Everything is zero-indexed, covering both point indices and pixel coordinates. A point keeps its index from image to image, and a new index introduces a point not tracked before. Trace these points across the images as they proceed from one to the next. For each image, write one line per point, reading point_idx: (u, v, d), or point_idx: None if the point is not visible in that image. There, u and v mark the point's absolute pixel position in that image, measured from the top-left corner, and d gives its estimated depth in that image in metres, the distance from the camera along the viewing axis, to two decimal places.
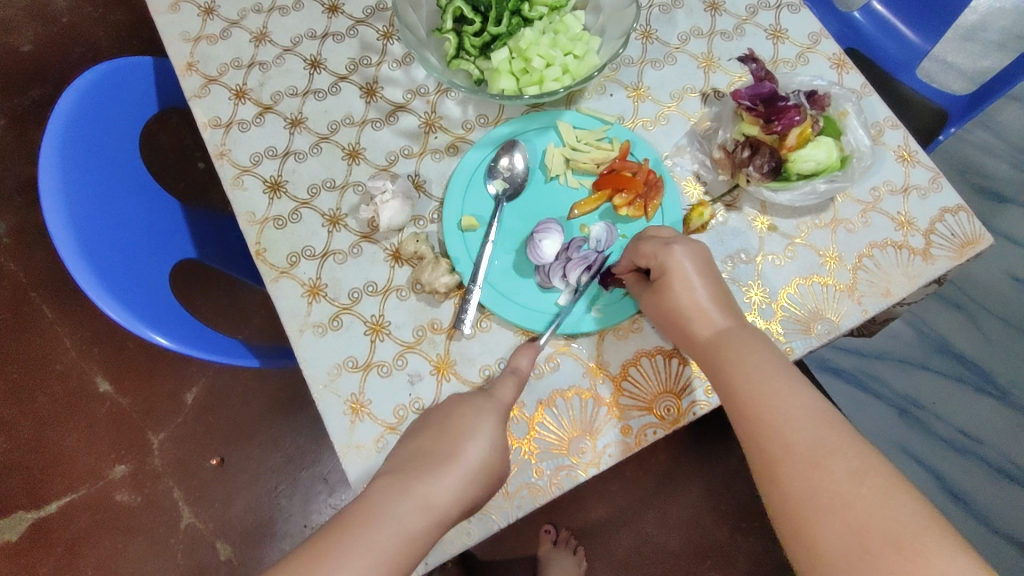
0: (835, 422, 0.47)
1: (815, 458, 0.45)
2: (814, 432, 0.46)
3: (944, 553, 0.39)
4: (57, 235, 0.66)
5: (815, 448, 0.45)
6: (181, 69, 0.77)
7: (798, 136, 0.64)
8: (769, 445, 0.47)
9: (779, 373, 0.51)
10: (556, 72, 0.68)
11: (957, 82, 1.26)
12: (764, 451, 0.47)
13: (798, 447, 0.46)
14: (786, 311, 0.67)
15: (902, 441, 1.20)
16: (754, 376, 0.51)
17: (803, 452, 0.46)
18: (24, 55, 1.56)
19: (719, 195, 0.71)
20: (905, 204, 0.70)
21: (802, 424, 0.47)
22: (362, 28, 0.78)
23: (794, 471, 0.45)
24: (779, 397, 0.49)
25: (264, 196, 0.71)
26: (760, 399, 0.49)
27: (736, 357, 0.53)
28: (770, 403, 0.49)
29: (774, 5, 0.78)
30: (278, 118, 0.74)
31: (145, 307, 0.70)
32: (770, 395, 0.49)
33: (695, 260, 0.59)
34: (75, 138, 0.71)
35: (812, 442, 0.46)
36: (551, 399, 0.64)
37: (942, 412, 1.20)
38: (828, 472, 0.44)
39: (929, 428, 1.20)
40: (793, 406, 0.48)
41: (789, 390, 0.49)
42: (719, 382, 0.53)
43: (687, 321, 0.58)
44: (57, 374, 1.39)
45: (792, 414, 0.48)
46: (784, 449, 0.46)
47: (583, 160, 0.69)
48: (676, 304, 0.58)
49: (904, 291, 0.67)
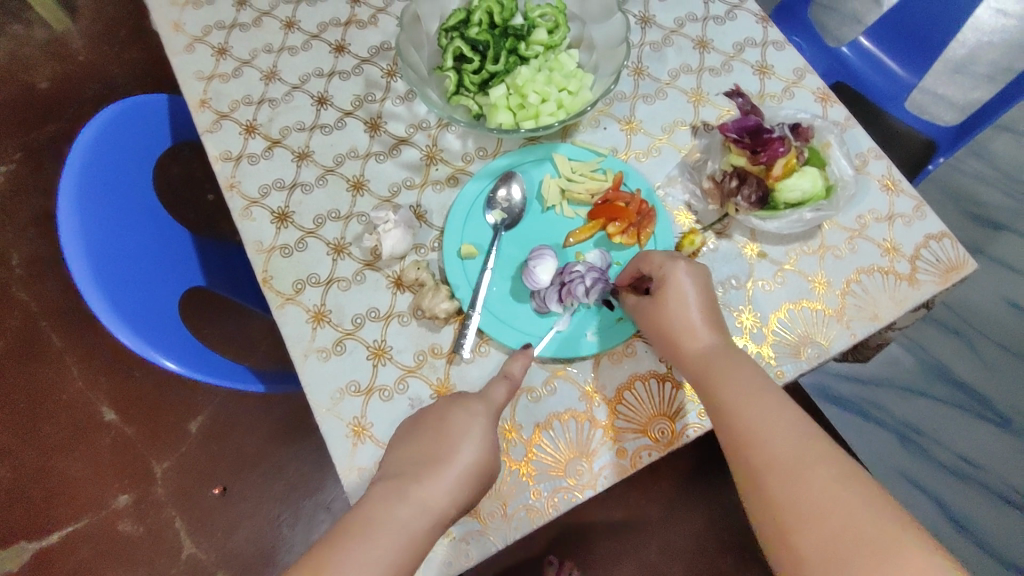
0: (817, 434, 0.49)
1: (798, 468, 0.47)
2: (795, 443, 0.48)
3: (922, 557, 0.41)
4: (74, 261, 0.69)
5: (796, 458, 0.47)
6: (195, 105, 0.81)
7: (783, 167, 0.68)
8: (756, 455, 0.49)
9: (764, 388, 0.53)
10: (551, 107, 0.72)
11: (949, 113, 1.32)
12: (752, 460, 0.49)
13: (783, 454, 0.48)
14: (777, 335, 0.69)
15: (907, 470, 1.24)
16: (743, 390, 0.53)
17: (784, 463, 0.47)
18: (41, 92, 1.66)
19: (709, 224, 0.74)
20: (890, 231, 0.73)
21: (786, 434, 0.49)
22: (367, 67, 0.82)
23: (777, 482, 0.47)
24: (765, 408, 0.51)
25: (272, 226, 0.74)
26: (748, 410, 0.51)
27: (723, 374, 0.55)
28: (757, 413, 0.51)
29: (760, 43, 0.82)
30: (286, 151, 0.78)
31: (155, 333, 0.73)
32: (756, 406, 0.51)
33: (697, 280, 0.61)
34: (93, 170, 0.75)
35: (794, 454, 0.48)
36: (548, 422, 0.66)
37: (943, 439, 1.21)
38: (808, 481, 0.46)
39: (928, 454, 1.22)
40: (778, 418, 0.50)
41: (773, 403, 0.51)
42: (708, 396, 0.55)
43: (678, 338, 0.60)
44: (64, 403, 1.41)
45: (775, 424, 0.50)
46: (769, 459, 0.48)
47: (578, 191, 0.72)
48: (675, 318, 0.60)
49: (892, 315, 0.69)
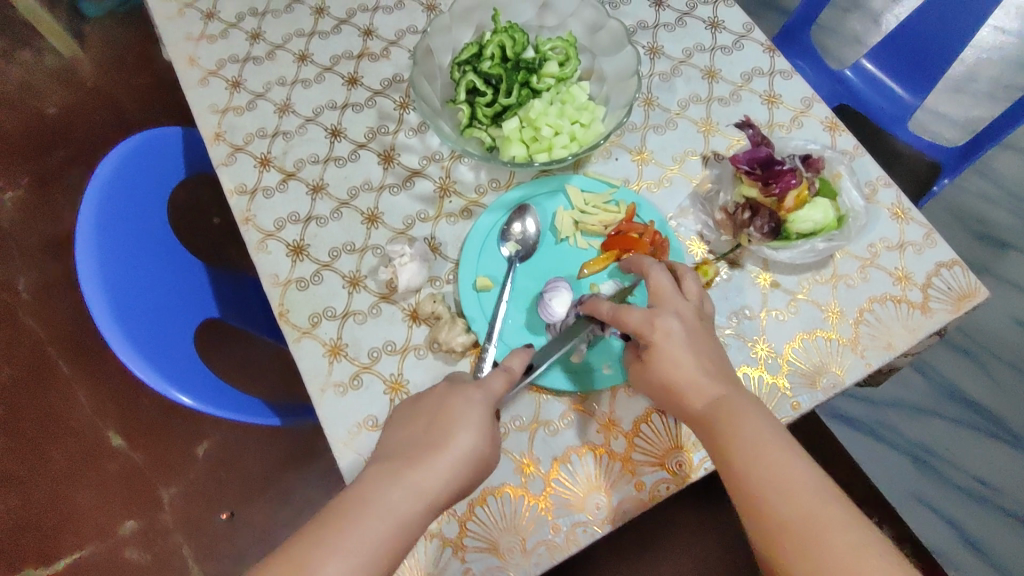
0: (830, 494, 0.49)
1: (815, 533, 0.47)
2: (814, 500, 0.48)
3: None
4: (92, 297, 0.70)
5: (814, 517, 0.48)
6: (210, 139, 0.81)
7: (795, 198, 0.68)
8: (771, 519, 0.49)
9: (774, 445, 0.52)
10: (564, 140, 0.73)
11: (952, 131, 1.33)
12: (768, 525, 0.49)
13: (798, 519, 0.48)
14: (792, 366, 0.70)
15: (921, 492, 1.21)
16: (752, 447, 0.52)
17: (802, 521, 0.48)
18: (49, 117, 1.68)
19: (722, 254, 0.74)
20: (901, 259, 0.74)
21: (799, 497, 0.49)
22: (379, 99, 0.83)
23: (799, 541, 0.47)
24: (777, 467, 0.51)
25: (287, 259, 0.74)
26: (759, 471, 0.51)
27: (736, 419, 0.54)
28: (769, 475, 0.50)
29: (767, 72, 0.83)
30: (301, 185, 0.78)
31: (172, 368, 0.73)
32: (768, 467, 0.51)
33: (692, 328, 0.60)
34: (111, 207, 0.76)
35: (812, 511, 0.48)
36: (566, 456, 0.66)
37: (956, 459, 1.22)
38: (825, 541, 0.46)
39: (942, 475, 1.22)
40: (791, 478, 0.50)
41: (790, 456, 0.52)
42: (720, 441, 0.54)
43: (679, 390, 0.58)
44: (71, 430, 1.41)
45: (790, 486, 0.50)
46: (784, 523, 0.48)
47: (591, 223, 0.73)
48: (673, 373, 0.58)
49: (906, 343, 0.70)
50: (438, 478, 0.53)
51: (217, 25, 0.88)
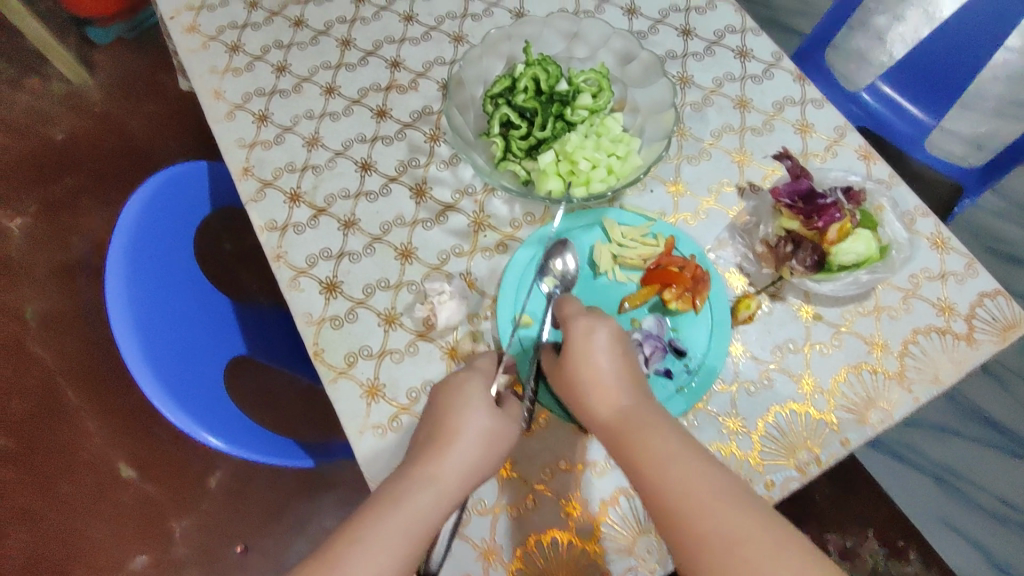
0: (744, 497, 0.46)
1: (733, 544, 0.43)
2: (737, 518, 0.44)
3: None
4: (121, 335, 0.68)
5: (732, 532, 0.44)
6: (238, 174, 0.80)
7: (838, 230, 0.67)
8: (687, 532, 0.45)
9: (682, 452, 0.49)
10: (602, 173, 0.72)
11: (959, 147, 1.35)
12: (684, 538, 0.45)
13: (716, 530, 0.44)
14: (839, 401, 0.68)
15: (945, 514, 1.21)
16: (659, 455, 0.49)
17: (727, 543, 0.43)
18: (57, 143, 1.67)
19: (763, 286, 0.73)
20: (944, 289, 0.73)
21: (711, 504, 0.45)
22: (409, 131, 0.82)
23: (728, 567, 0.43)
24: (688, 475, 0.47)
25: (320, 296, 0.73)
26: (670, 481, 0.47)
27: (642, 430, 0.51)
28: (681, 484, 0.47)
29: (799, 101, 0.82)
30: (332, 220, 0.77)
31: (202, 409, 0.71)
32: (678, 474, 0.47)
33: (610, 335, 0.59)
34: (140, 243, 0.74)
35: (735, 529, 0.44)
36: (614, 498, 0.65)
37: (980, 481, 1.23)
38: (755, 566, 0.42)
39: (967, 497, 1.22)
40: (702, 484, 0.47)
41: (700, 465, 0.48)
42: (630, 464, 0.50)
43: (583, 394, 0.56)
44: (81, 461, 1.38)
45: (704, 493, 0.46)
46: (702, 536, 0.44)
47: (630, 257, 0.72)
48: (582, 378, 0.56)
49: (953, 377, 0.69)
50: (452, 469, 0.53)
51: (243, 58, 0.88)
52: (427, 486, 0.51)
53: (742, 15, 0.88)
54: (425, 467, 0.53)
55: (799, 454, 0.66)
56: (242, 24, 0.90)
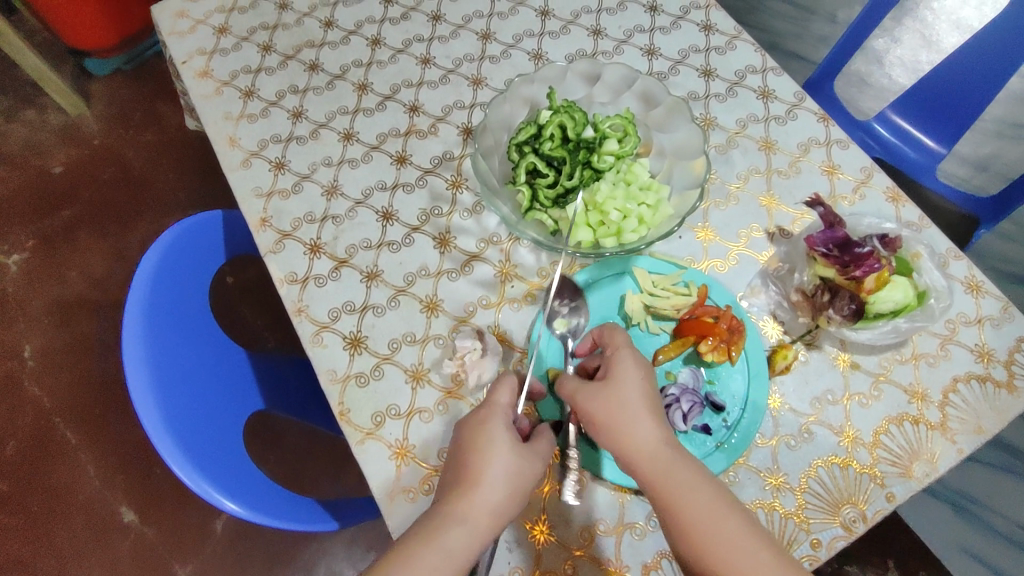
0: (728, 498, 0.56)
1: (727, 540, 0.53)
2: (722, 514, 0.54)
3: None
4: (139, 397, 0.66)
5: (724, 529, 0.53)
6: (255, 225, 0.78)
7: (876, 279, 0.65)
8: (686, 523, 0.54)
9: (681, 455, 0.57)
10: (633, 223, 0.70)
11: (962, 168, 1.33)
12: (681, 527, 0.54)
13: (711, 527, 0.53)
14: (881, 454, 0.67)
15: (962, 542, 1.17)
16: (663, 459, 0.56)
17: (713, 538, 0.53)
18: (54, 176, 1.64)
19: (799, 335, 0.72)
20: (981, 334, 0.71)
21: (708, 506, 0.54)
22: (431, 178, 0.80)
23: (708, 554, 0.53)
24: (688, 477, 0.56)
25: (345, 352, 0.71)
26: (675, 483, 0.55)
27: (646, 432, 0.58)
28: (684, 486, 0.55)
29: (824, 142, 0.81)
30: (354, 272, 0.75)
31: (221, 472, 0.68)
32: (681, 475, 0.55)
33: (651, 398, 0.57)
34: (156, 298, 0.72)
35: (720, 525, 0.53)
36: (656, 562, 0.63)
37: (1001, 507, 1.13)
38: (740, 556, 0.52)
39: (986, 523, 1.15)
40: (701, 486, 0.55)
41: (695, 470, 0.56)
42: (632, 460, 0.57)
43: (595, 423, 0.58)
44: (79, 506, 1.34)
45: (700, 493, 0.55)
46: (699, 531, 0.53)
47: (663, 307, 0.70)
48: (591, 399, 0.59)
49: (996, 426, 0.67)
50: (482, 507, 0.55)
51: (257, 103, 0.86)
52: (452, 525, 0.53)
53: (762, 54, 0.88)
54: (453, 505, 0.55)
55: (844, 511, 0.64)
56: (256, 68, 0.89)
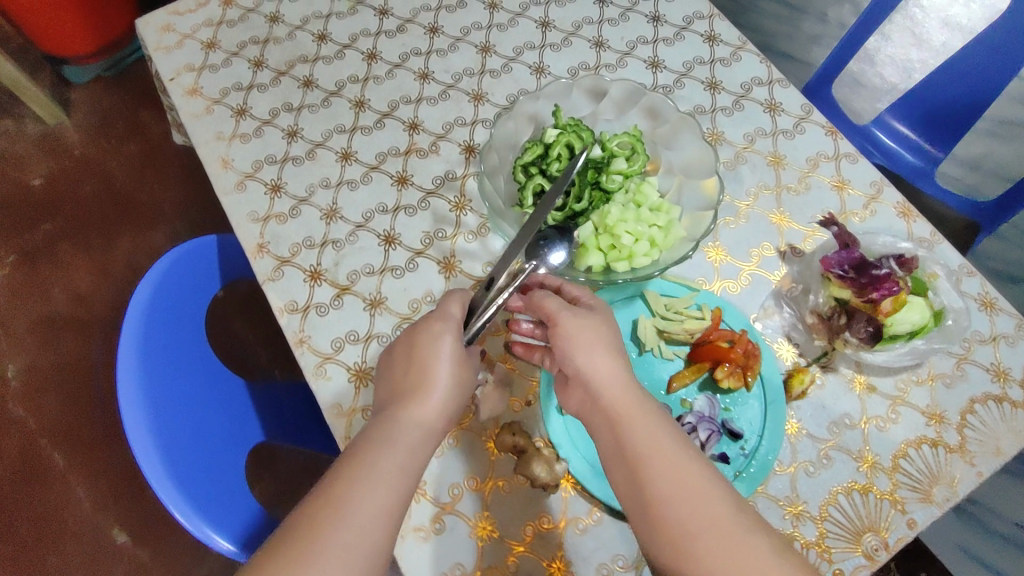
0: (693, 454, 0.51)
1: (683, 487, 0.49)
2: (680, 465, 0.50)
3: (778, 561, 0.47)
4: (137, 439, 0.63)
5: (683, 482, 0.49)
6: (252, 251, 0.75)
7: (893, 301, 0.64)
8: (644, 471, 0.50)
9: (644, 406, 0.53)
10: (645, 246, 0.67)
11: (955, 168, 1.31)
12: (642, 475, 0.50)
13: (669, 476, 0.49)
14: (901, 479, 0.66)
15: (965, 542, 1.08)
16: (625, 406, 0.53)
17: (671, 486, 0.49)
18: (34, 189, 1.59)
19: (814, 358, 0.70)
20: (996, 353, 0.70)
21: (670, 455, 0.50)
22: (433, 199, 0.78)
23: (669, 502, 0.49)
24: (651, 426, 0.52)
25: (349, 384, 0.68)
26: (636, 431, 0.52)
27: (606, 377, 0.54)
28: (647, 434, 0.51)
29: (833, 157, 0.80)
30: (357, 299, 0.72)
31: (223, 515, 0.66)
32: (643, 424, 0.52)
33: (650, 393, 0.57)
34: (150, 331, 0.69)
35: (680, 476, 0.49)
36: None
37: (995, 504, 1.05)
38: (699, 508, 0.48)
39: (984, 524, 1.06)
40: (663, 437, 0.51)
41: (660, 422, 0.52)
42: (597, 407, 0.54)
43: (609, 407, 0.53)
44: (70, 530, 1.30)
45: (663, 442, 0.51)
46: (657, 478, 0.50)
47: (676, 331, 0.69)
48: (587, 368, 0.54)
49: (1015, 447, 0.66)
50: (431, 413, 0.55)
51: (250, 122, 0.83)
52: (405, 433, 0.53)
53: (768, 66, 0.86)
54: (404, 412, 0.55)
55: (866, 539, 0.63)
56: (248, 86, 0.86)
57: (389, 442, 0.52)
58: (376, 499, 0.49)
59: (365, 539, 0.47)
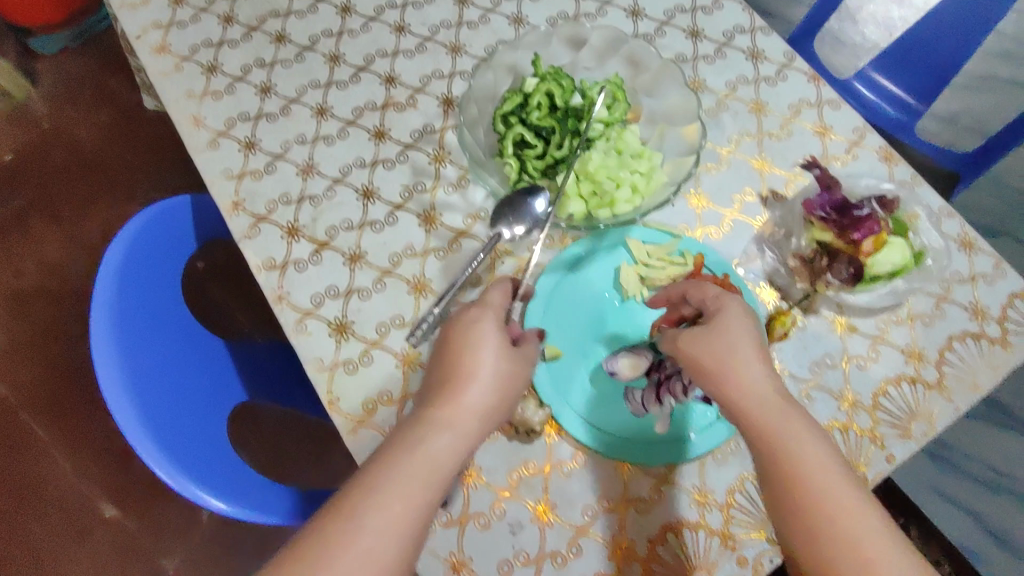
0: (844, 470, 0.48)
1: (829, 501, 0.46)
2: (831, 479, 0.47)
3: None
4: (114, 402, 0.62)
5: (830, 497, 0.46)
6: (228, 209, 0.74)
7: (875, 241, 0.64)
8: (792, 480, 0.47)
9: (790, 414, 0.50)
10: (627, 193, 0.67)
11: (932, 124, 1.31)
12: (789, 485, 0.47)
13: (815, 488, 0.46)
14: (881, 415, 0.66)
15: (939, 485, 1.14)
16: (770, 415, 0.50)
17: (820, 498, 0.46)
18: (5, 163, 1.55)
19: (796, 301, 0.70)
20: (975, 292, 0.71)
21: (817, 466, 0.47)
22: (412, 152, 0.77)
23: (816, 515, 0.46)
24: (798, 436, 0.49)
25: (331, 339, 0.68)
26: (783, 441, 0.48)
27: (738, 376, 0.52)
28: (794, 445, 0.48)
29: (815, 102, 0.79)
30: (336, 254, 0.71)
31: (208, 473, 0.65)
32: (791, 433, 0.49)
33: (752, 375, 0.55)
34: (124, 293, 0.68)
35: (826, 489, 0.46)
36: (661, 535, 0.62)
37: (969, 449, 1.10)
38: (847, 525, 0.45)
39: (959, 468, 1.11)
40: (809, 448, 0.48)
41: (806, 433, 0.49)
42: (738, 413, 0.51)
43: None
44: (58, 503, 1.30)
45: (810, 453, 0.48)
46: (807, 489, 0.46)
47: (659, 278, 0.68)
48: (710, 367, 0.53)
49: (992, 382, 0.67)
50: (470, 410, 0.52)
51: (221, 79, 0.81)
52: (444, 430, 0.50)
53: (750, 13, 0.85)
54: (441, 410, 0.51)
55: None
56: (218, 42, 0.83)
57: (431, 439, 0.49)
58: (399, 499, 0.46)
59: (388, 545, 0.44)
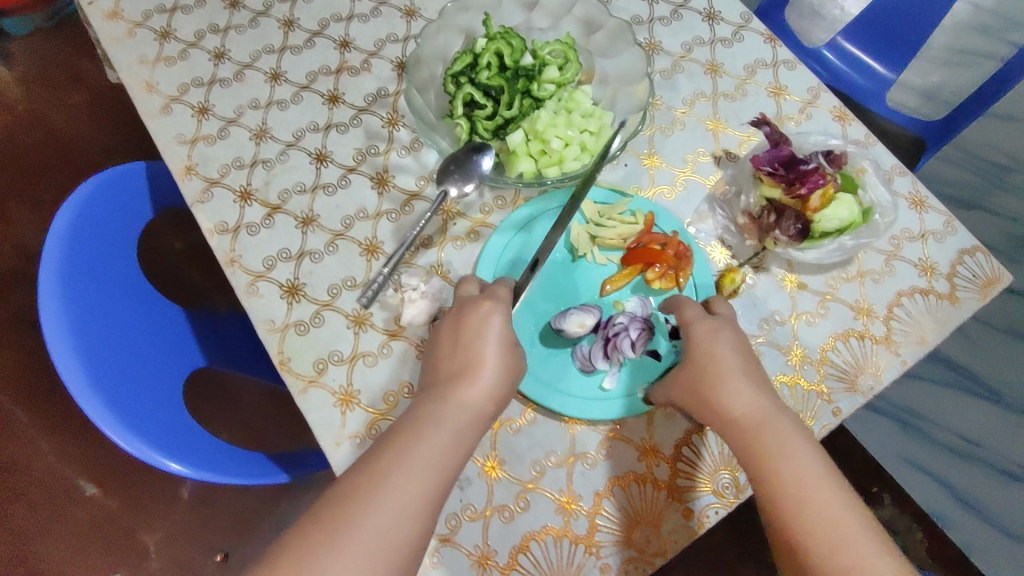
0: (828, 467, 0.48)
1: (811, 487, 0.46)
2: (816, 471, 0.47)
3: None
4: (62, 364, 0.62)
5: (814, 486, 0.46)
6: (180, 173, 0.73)
7: (821, 197, 0.64)
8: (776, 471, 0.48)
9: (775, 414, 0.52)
10: (575, 150, 0.68)
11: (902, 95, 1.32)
12: (774, 476, 0.48)
13: (800, 479, 0.47)
14: (829, 369, 0.67)
15: (910, 455, 1.15)
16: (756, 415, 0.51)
17: (803, 486, 0.46)
18: None
19: (746, 259, 0.71)
20: (924, 249, 0.71)
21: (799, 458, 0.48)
22: (366, 116, 0.76)
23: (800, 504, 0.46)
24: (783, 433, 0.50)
25: (282, 301, 0.68)
26: (765, 436, 0.50)
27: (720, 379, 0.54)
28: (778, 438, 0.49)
29: (770, 63, 0.79)
30: (289, 218, 0.71)
31: (160, 435, 0.65)
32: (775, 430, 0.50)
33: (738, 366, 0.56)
34: (74, 257, 0.68)
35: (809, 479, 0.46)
36: (608, 488, 0.63)
37: (939, 417, 1.12)
38: (830, 512, 0.45)
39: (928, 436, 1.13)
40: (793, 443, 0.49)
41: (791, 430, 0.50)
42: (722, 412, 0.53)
43: None
44: (34, 481, 1.30)
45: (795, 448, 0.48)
46: (789, 478, 0.47)
47: (610, 237, 0.68)
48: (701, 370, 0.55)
49: (938, 337, 0.68)
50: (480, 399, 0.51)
51: (175, 45, 0.80)
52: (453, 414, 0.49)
53: None
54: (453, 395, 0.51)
55: None
56: (171, 8, 0.82)
57: (438, 422, 0.48)
58: (414, 468, 0.44)
59: (402, 521, 0.41)
